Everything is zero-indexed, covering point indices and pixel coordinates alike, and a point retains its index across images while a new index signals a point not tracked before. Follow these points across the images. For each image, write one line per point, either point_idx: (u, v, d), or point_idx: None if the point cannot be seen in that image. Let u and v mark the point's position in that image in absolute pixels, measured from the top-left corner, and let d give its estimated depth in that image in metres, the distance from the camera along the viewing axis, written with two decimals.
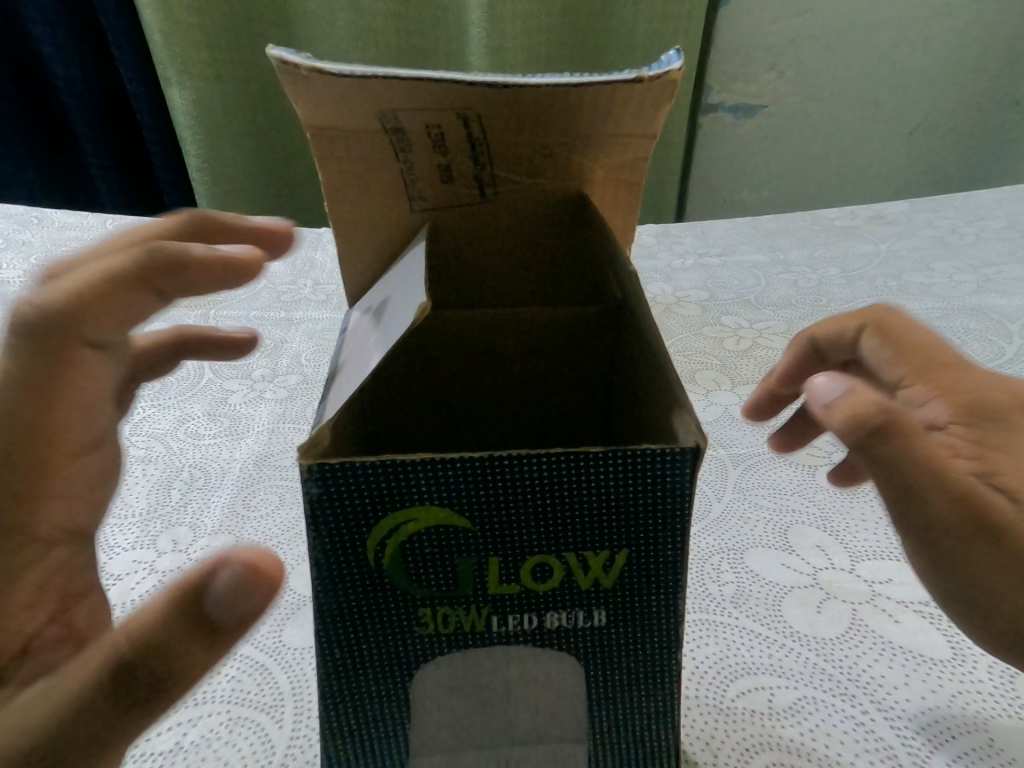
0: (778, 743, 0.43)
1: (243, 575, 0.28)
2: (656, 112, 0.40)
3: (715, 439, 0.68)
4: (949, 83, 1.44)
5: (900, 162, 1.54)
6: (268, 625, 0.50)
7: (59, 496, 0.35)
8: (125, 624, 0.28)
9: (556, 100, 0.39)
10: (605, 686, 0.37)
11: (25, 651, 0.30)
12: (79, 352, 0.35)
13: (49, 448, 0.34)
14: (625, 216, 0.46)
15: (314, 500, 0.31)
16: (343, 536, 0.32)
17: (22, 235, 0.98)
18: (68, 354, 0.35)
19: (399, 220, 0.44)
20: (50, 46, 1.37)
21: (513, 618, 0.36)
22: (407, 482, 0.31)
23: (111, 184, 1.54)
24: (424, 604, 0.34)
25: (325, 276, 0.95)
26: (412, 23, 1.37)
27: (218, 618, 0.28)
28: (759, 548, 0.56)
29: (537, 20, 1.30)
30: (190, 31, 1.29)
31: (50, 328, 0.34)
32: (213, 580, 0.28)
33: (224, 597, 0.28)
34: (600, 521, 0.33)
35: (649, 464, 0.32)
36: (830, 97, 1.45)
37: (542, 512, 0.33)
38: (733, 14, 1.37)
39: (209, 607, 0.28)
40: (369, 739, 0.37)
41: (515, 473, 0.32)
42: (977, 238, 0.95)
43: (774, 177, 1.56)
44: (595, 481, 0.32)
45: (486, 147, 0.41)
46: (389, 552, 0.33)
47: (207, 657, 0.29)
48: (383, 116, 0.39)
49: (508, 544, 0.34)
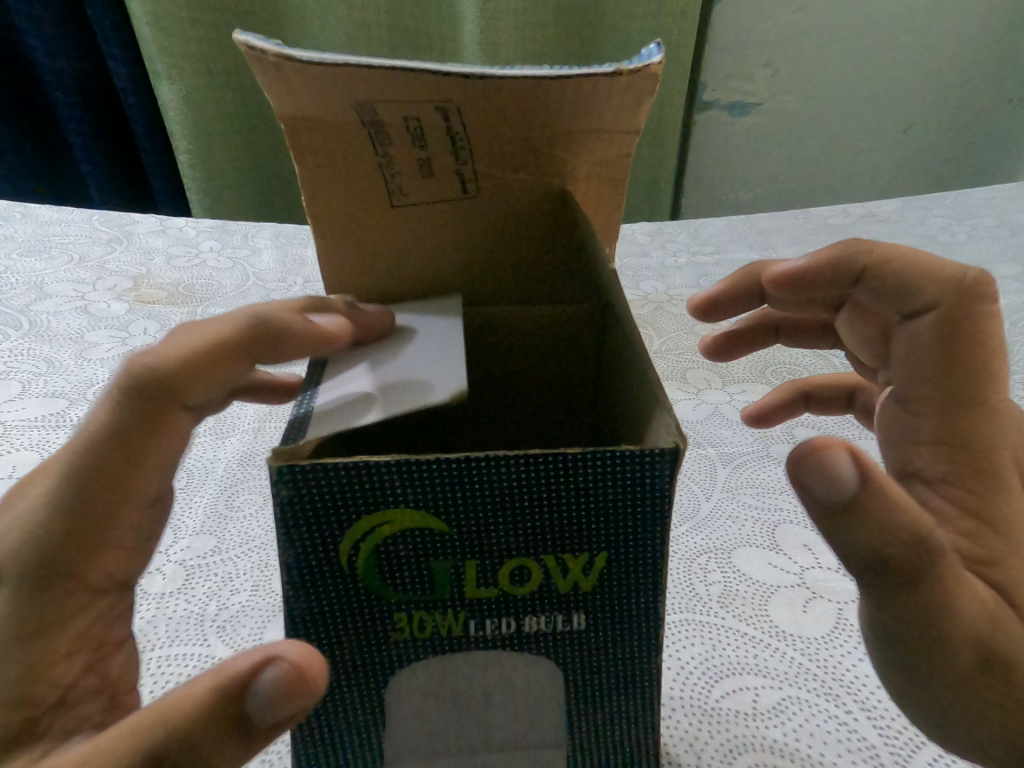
0: (761, 743, 0.43)
1: (297, 680, 0.30)
2: (638, 105, 0.40)
3: (705, 438, 0.67)
4: (942, 81, 1.44)
5: (894, 161, 1.54)
6: (249, 627, 0.50)
7: (114, 544, 0.35)
8: (171, 717, 0.28)
9: (536, 93, 0.38)
10: (584, 691, 0.37)
11: (64, 701, 0.32)
12: (177, 413, 0.36)
13: (123, 499, 0.35)
14: (610, 213, 0.46)
15: (285, 502, 0.31)
16: (316, 539, 0.32)
17: (5, 230, 0.96)
18: (167, 414, 0.35)
19: (380, 216, 0.43)
20: (37, 40, 1.35)
21: (491, 621, 0.35)
22: (381, 484, 0.31)
23: (99, 180, 1.52)
24: (399, 608, 0.34)
25: (315, 274, 0.94)
26: (404, 18, 1.36)
27: (262, 712, 0.30)
28: (745, 547, 0.56)
29: (530, 16, 1.29)
30: (179, 25, 1.27)
31: (161, 394, 0.35)
32: (271, 684, 0.29)
33: (269, 703, 0.29)
34: (578, 524, 0.33)
35: (628, 466, 0.31)
36: (824, 95, 1.45)
37: (519, 515, 0.32)
38: (727, 11, 1.36)
39: (259, 704, 0.30)
40: (346, 745, 0.36)
41: (491, 475, 0.31)
42: (969, 236, 0.95)
43: (768, 175, 1.55)
44: (572, 482, 0.32)
45: (467, 141, 0.40)
46: (364, 556, 0.32)
47: (237, 748, 0.30)
48: (359, 108, 0.38)
49: (485, 546, 0.33)
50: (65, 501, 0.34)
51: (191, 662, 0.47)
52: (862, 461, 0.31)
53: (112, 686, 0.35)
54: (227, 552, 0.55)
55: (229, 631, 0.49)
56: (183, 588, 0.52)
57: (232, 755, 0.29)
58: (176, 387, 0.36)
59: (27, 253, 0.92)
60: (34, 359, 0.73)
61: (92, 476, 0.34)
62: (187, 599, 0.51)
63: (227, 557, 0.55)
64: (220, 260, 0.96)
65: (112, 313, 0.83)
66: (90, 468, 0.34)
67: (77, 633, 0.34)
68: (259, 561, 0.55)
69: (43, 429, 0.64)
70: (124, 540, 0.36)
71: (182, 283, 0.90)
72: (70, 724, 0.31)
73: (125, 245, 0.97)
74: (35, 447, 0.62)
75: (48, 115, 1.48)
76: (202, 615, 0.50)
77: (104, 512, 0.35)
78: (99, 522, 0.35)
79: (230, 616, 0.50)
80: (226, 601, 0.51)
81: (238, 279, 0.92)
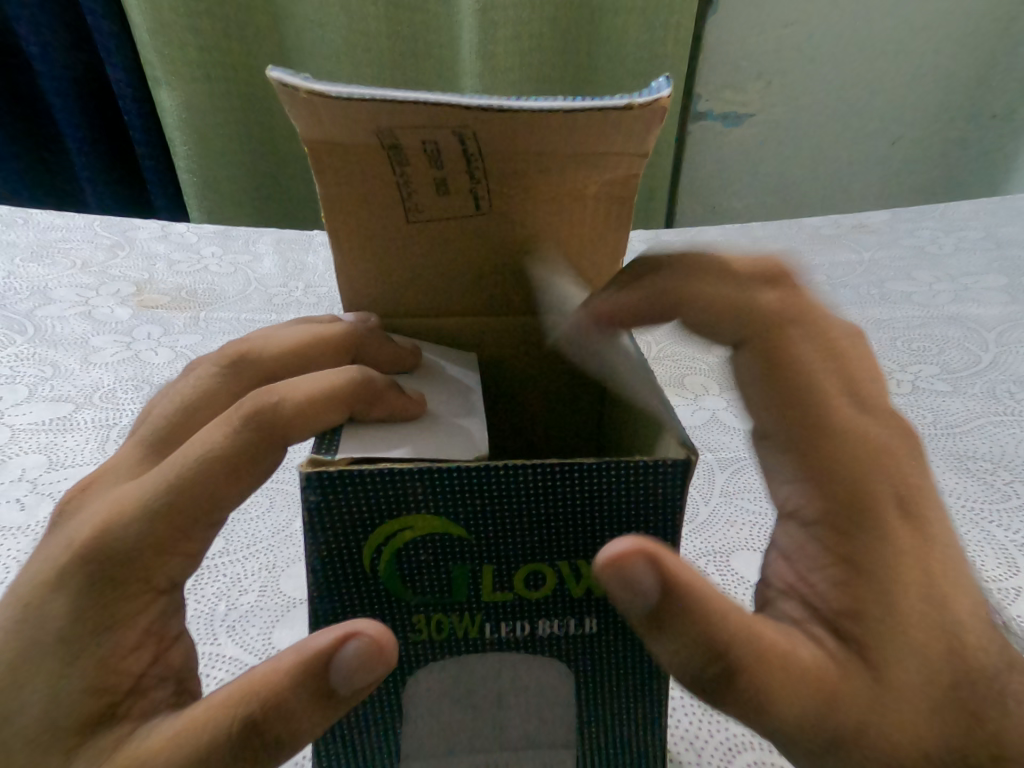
0: (759, 742, 0.44)
1: (362, 649, 0.30)
2: (646, 135, 0.40)
3: (703, 443, 0.69)
4: (929, 97, 1.48)
5: (884, 173, 1.58)
6: (258, 628, 0.50)
7: (182, 556, 0.34)
8: (256, 683, 0.30)
9: (550, 125, 0.39)
10: (594, 692, 0.38)
11: (136, 686, 0.33)
12: (272, 452, 0.35)
13: (196, 518, 0.34)
14: (618, 230, 0.46)
15: (313, 507, 0.32)
16: (340, 543, 0.33)
17: (7, 236, 0.96)
18: (265, 453, 0.34)
19: (398, 229, 0.44)
20: (36, 46, 1.35)
21: (506, 625, 0.36)
22: (404, 490, 0.32)
23: (99, 185, 1.53)
24: (417, 610, 0.35)
25: (317, 280, 0.95)
26: (403, 27, 1.37)
27: (337, 685, 0.30)
28: (745, 551, 0.57)
29: (528, 27, 1.31)
30: (178, 32, 1.28)
31: (268, 431, 0.34)
32: (339, 651, 0.30)
33: (348, 670, 0.29)
34: (591, 529, 0.34)
35: (642, 476, 0.33)
36: (815, 108, 1.48)
37: (535, 522, 0.34)
38: (721, 24, 1.39)
39: (333, 675, 0.30)
40: (363, 744, 0.37)
41: (510, 484, 0.33)
42: (956, 248, 0.98)
43: (762, 185, 1.58)
44: (587, 492, 0.33)
45: (481, 161, 0.41)
46: (384, 560, 0.34)
47: (313, 719, 0.30)
48: (380, 131, 0.39)
49: (502, 552, 0.34)
50: (151, 507, 0.33)
51: (203, 661, 0.48)
52: (661, 565, 0.30)
53: (177, 672, 0.35)
54: (235, 554, 0.56)
55: (238, 631, 0.50)
56: (193, 589, 0.53)
57: (314, 720, 0.30)
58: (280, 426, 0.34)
59: (30, 258, 0.93)
60: (38, 363, 0.74)
61: (185, 498, 0.33)
62: (197, 599, 0.52)
63: (235, 559, 0.56)
64: (222, 265, 0.97)
65: (116, 318, 0.83)
66: (181, 492, 0.33)
67: (143, 629, 0.34)
68: (267, 562, 0.56)
69: (51, 433, 0.65)
70: (200, 551, 0.35)
71: (184, 288, 0.91)
72: (148, 707, 0.33)
73: (126, 251, 0.98)
74: (43, 451, 0.63)
75: (46, 120, 1.49)
76: (211, 615, 0.51)
77: (177, 531, 0.33)
78: (178, 536, 0.33)
79: (239, 617, 0.51)
80: (235, 602, 0.52)
81: (240, 284, 0.93)
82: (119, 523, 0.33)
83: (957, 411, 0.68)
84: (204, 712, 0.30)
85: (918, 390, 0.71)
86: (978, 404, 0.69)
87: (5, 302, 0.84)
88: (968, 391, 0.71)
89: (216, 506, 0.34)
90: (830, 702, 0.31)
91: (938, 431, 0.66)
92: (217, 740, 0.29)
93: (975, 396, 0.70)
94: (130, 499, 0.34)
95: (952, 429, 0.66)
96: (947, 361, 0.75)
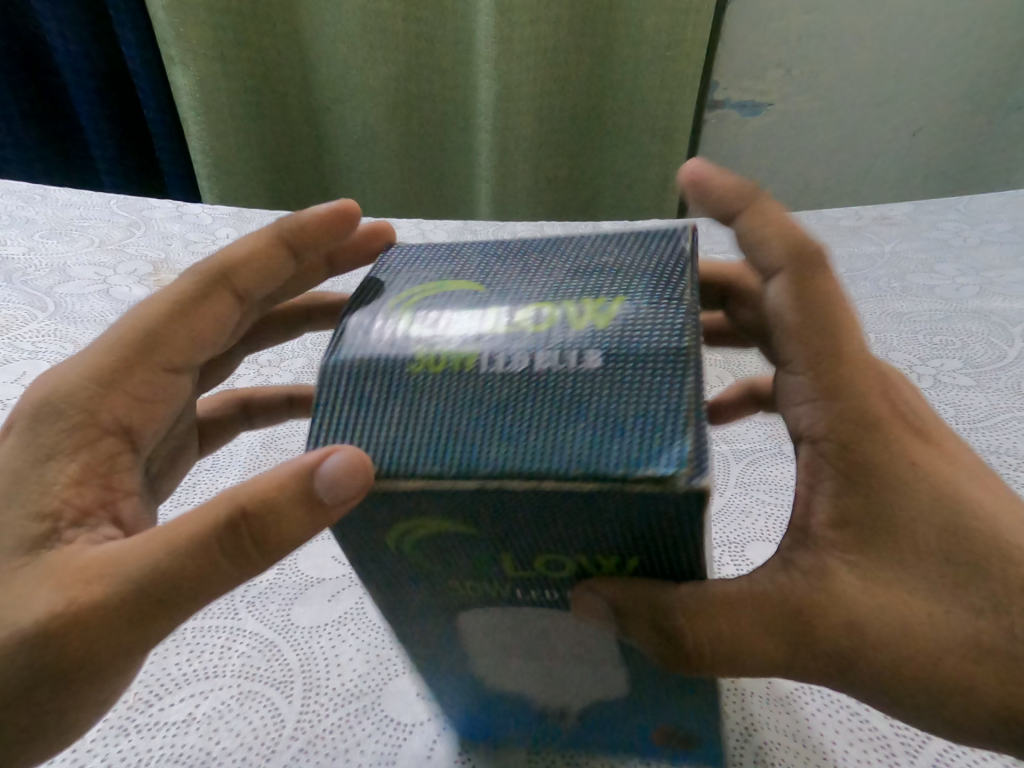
0: (776, 726, 0.44)
1: (343, 464, 0.31)
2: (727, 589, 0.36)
3: (720, 433, 0.69)
4: (956, 87, 1.45)
5: (907, 163, 1.54)
6: (277, 603, 0.51)
7: (127, 397, 0.46)
8: (249, 489, 0.35)
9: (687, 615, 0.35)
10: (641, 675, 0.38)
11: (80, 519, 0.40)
12: (224, 295, 0.52)
13: (145, 356, 0.48)
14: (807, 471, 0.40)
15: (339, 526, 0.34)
16: (351, 528, 0.34)
17: (25, 212, 0.97)
18: (202, 299, 0.51)
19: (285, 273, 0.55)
20: (51, 22, 1.34)
21: (533, 589, 0.36)
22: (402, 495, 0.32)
23: (113, 164, 1.53)
24: (439, 580, 0.36)
25: None
26: (418, 7, 1.35)
27: (318, 500, 0.32)
28: (761, 541, 0.56)
29: (545, 10, 1.29)
30: (193, 8, 1.26)
31: (217, 280, 0.51)
32: (322, 466, 0.32)
33: (327, 488, 0.31)
34: (599, 533, 0.31)
35: (656, 506, 0.29)
36: (837, 97, 1.46)
37: (539, 527, 0.31)
38: (744, 10, 1.36)
39: (313, 491, 0.32)
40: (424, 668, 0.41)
41: (511, 498, 0.30)
42: (981, 240, 0.96)
43: (779, 176, 1.56)
44: (596, 508, 0.30)
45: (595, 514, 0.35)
46: (397, 543, 0.34)
47: (297, 528, 0.34)
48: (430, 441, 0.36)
49: (513, 545, 0.33)
50: (97, 349, 0.47)
51: (223, 635, 0.49)
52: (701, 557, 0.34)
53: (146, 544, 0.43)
54: None
55: (258, 607, 0.51)
56: None
57: (299, 527, 0.34)
58: (228, 276, 0.52)
59: (48, 235, 0.93)
60: (59, 339, 0.74)
61: (140, 335, 0.48)
62: None
63: None
64: None
65: (131, 297, 0.83)
66: (125, 338, 0.47)
67: (84, 467, 0.43)
68: None
69: None
70: (140, 396, 0.47)
71: None
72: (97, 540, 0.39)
73: (143, 230, 0.98)
74: None
75: (62, 98, 1.48)
76: (231, 591, 0.52)
77: (125, 363, 0.47)
78: (118, 367, 0.46)
79: (259, 593, 0.52)
80: (255, 578, 0.53)
81: None
82: (73, 370, 0.45)
83: (980, 406, 0.68)
84: (191, 523, 0.35)
85: (938, 385, 0.71)
86: (1002, 399, 0.69)
87: (25, 277, 0.84)
88: (992, 385, 0.70)
89: (158, 344, 0.48)
90: (850, 633, 0.35)
91: (960, 426, 0.65)
92: (216, 531, 0.35)
93: (998, 392, 0.69)
94: (82, 351, 0.47)
95: (975, 424, 0.65)
96: (971, 356, 0.75)
